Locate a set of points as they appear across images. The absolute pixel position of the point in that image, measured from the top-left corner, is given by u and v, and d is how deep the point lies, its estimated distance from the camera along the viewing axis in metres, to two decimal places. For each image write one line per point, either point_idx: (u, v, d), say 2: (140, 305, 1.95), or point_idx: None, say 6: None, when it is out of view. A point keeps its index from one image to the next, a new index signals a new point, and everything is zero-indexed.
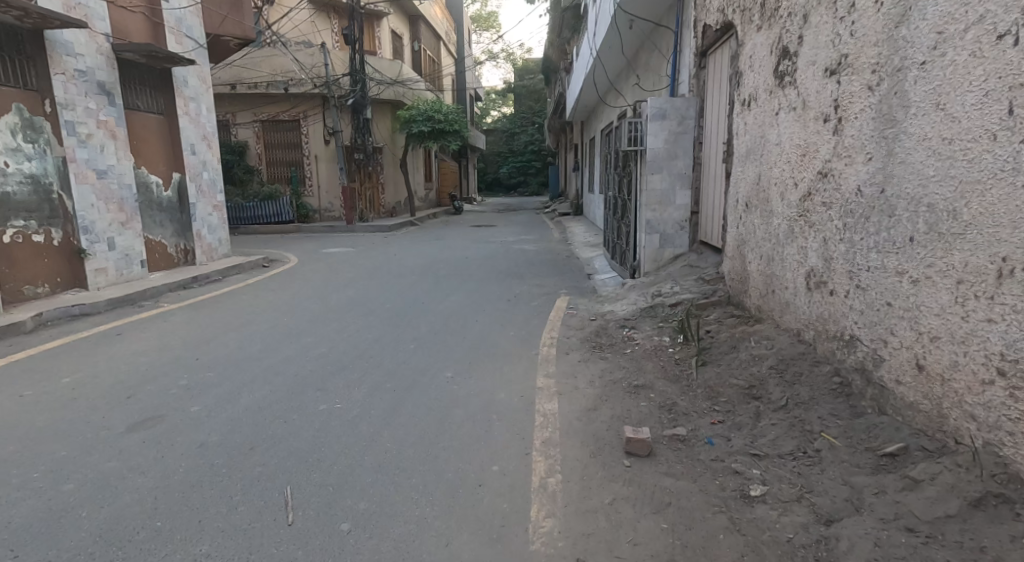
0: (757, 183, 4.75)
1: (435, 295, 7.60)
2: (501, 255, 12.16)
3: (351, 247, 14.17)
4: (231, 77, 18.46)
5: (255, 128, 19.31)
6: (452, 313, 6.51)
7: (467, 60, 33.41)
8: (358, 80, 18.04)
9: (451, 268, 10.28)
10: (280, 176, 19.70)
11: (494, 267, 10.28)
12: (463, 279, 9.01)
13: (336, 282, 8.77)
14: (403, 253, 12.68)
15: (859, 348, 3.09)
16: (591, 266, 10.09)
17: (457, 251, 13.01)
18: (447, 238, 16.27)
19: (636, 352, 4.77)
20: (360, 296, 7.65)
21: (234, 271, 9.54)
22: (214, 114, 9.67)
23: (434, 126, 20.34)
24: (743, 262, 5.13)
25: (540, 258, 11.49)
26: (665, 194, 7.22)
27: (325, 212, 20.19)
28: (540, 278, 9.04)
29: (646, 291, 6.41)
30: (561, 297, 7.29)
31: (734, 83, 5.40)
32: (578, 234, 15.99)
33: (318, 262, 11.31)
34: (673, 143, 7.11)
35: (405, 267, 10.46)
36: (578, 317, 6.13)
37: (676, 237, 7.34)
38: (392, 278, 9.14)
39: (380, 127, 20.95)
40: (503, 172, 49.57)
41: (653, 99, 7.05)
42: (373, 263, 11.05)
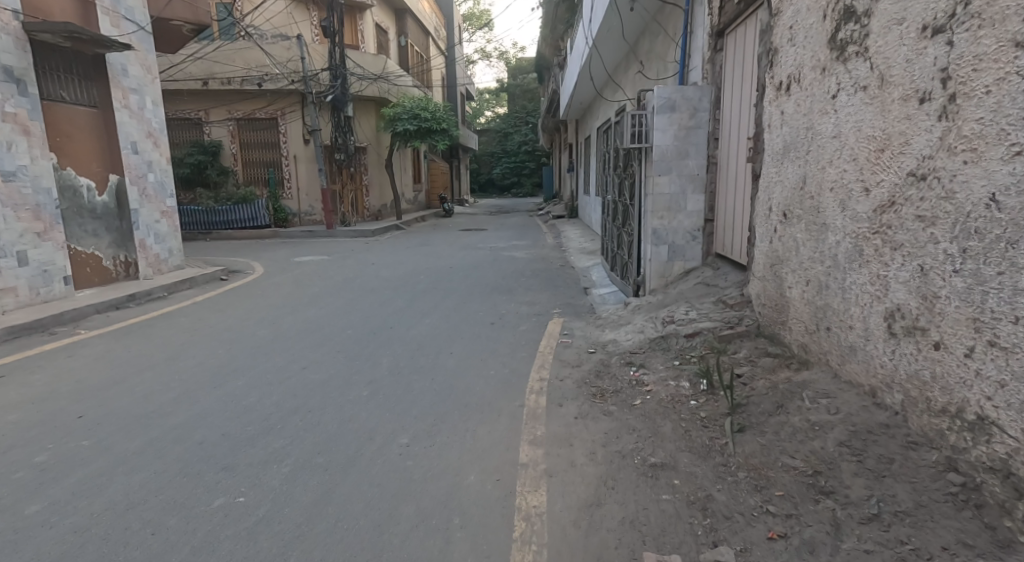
0: (800, 187, 3.75)
1: (406, 317, 6.57)
2: (489, 264, 11.14)
3: (327, 255, 13.12)
4: (203, 72, 17.60)
5: (229, 127, 18.34)
6: (423, 341, 5.50)
7: (459, 57, 32.37)
8: (339, 75, 16.97)
9: (431, 280, 9.25)
10: (256, 178, 18.73)
11: (478, 279, 9.25)
12: (442, 294, 8.00)
13: (299, 300, 7.75)
14: (381, 262, 11.63)
15: (1001, 440, 2.10)
16: (587, 278, 9.08)
17: (442, 260, 11.97)
18: (433, 244, 15.24)
19: (647, 404, 3.76)
20: (318, 317, 6.62)
21: (185, 285, 8.50)
22: (163, 109, 8.64)
23: (421, 124, 19.27)
24: (779, 286, 4.13)
25: (530, 268, 10.47)
26: (674, 200, 6.22)
27: (305, 216, 19.12)
28: (528, 293, 8.03)
29: (653, 315, 5.41)
30: (553, 320, 6.28)
31: (765, 63, 4.39)
32: (574, 239, 15.00)
33: (286, 273, 10.27)
34: (684, 140, 6.09)
35: (381, 279, 9.43)
36: (573, 348, 5.12)
37: (687, 249, 6.33)
38: (364, 294, 8.12)
39: (363, 125, 19.86)
40: (496, 173, 48.56)
41: (660, 88, 6.05)
42: (346, 275, 10.01)
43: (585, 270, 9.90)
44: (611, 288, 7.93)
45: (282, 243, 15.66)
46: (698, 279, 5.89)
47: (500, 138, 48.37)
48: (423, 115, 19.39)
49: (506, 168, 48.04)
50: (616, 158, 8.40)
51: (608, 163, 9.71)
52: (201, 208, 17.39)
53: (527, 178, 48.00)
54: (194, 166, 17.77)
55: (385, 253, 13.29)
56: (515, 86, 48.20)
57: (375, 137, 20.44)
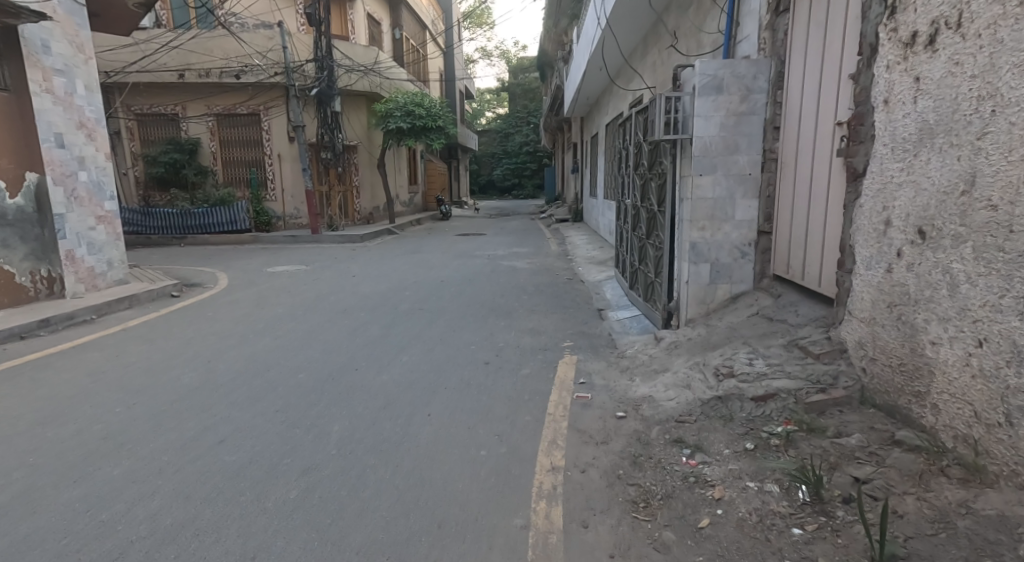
0: (961, 195, 2.42)
1: (378, 352, 5.25)
2: (487, 276, 9.82)
3: (306, 264, 11.83)
4: (179, 63, 16.33)
5: (208, 123, 17.06)
6: (394, 395, 4.18)
7: (458, 52, 31.05)
8: (325, 67, 15.64)
9: (418, 298, 7.94)
10: (237, 178, 17.45)
11: (472, 297, 7.94)
12: (427, 318, 6.69)
13: (255, 324, 6.43)
14: (365, 274, 10.31)
15: None
16: (600, 297, 7.74)
17: (434, 271, 10.63)
18: (426, 251, 13.93)
19: (723, 531, 2.44)
20: (269, 352, 5.30)
21: (124, 305, 7.19)
22: (100, 95, 7.33)
23: (414, 122, 17.97)
24: (905, 338, 2.79)
25: (532, 282, 9.14)
26: (718, 207, 4.90)
27: (290, 219, 17.83)
28: (531, 316, 6.70)
29: (698, 360, 4.08)
30: (563, 359, 4.96)
31: (878, 13, 3.05)
32: (581, 246, 13.65)
33: (252, 288, 8.97)
34: (733, 130, 4.76)
35: (360, 295, 8.12)
36: (594, 409, 3.81)
37: (734, 269, 4.99)
38: (336, 316, 6.82)
39: (353, 122, 18.54)
40: (496, 174, 47.24)
41: (703, 61, 4.72)
42: (322, 290, 8.69)
43: (596, 286, 8.56)
44: (631, 312, 6.61)
45: (261, 251, 14.40)
46: (753, 311, 4.55)
47: (500, 138, 47.05)
48: (418, 111, 18.06)
49: (506, 169, 46.71)
50: (635, 155, 7.06)
51: (624, 162, 8.37)
52: (175, 211, 16.15)
53: (528, 179, 46.68)
54: (168, 165, 16.52)
55: (371, 262, 11.99)
56: (516, 85, 46.88)
57: (366, 136, 19.12)
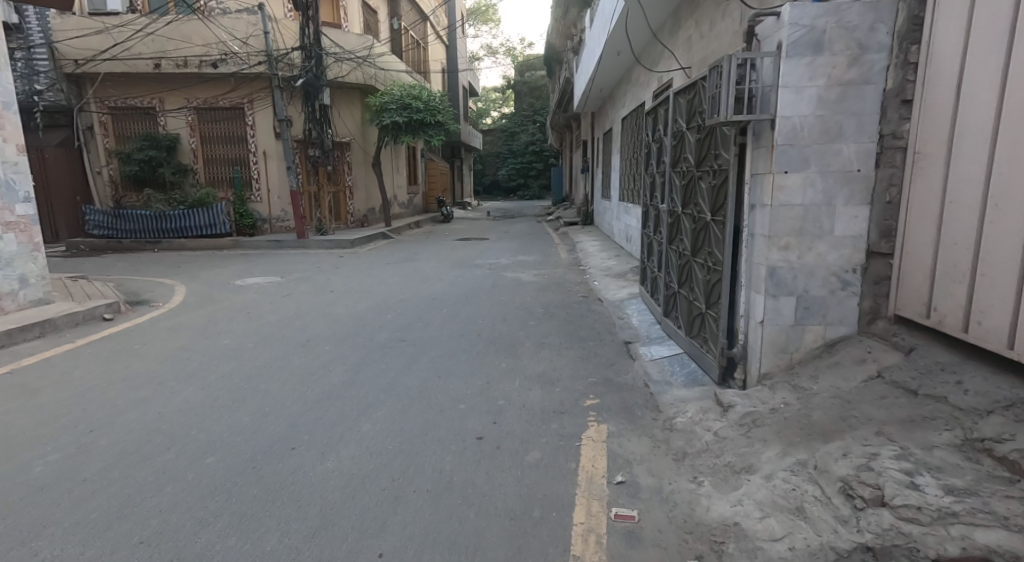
0: None
1: (333, 416, 3.83)
2: (488, 293, 8.40)
3: (281, 275, 10.45)
4: (154, 51, 15.00)
5: (187, 117, 15.70)
6: (337, 505, 2.76)
7: (461, 47, 29.71)
8: (312, 55, 14.29)
9: (402, 323, 6.53)
10: (220, 177, 16.14)
11: (469, 322, 6.52)
12: (408, 354, 5.27)
13: (186, 363, 5.02)
14: (347, 289, 8.90)
15: None
16: (626, 324, 6.31)
17: (427, 285, 9.22)
18: (422, 259, 12.62)
19: None
20: (182, 414, 3.87)
21: (33, 334, 5.78)
22: (11, 73, 6.06)
23: (411, 116, 16.63)
24: None
25: (541, 301, 7.71)
26: (809, 217, 3.46)
27: (277, 222, 16.53)
28: (541, 353, 5.27)
29: (801, 457, 2.66)
30: (588, 431, 3.54)
31: None
32: (593, 255, 12.30)
33: (208, 306, 7.58)
34: (835, 107, 3.31)
35: (332, 320, 6.70)
36: (645, 549, 2.39)
37: (830, 305, 3.54)
38: (296, 351, 5.40)
39: (346, 118, 17.15)
40: (501, 174, 45.78)
41: (796, 5, 3.23)
42: (291, 311, 7.29)
43: (618, 308, 7.13)
44: (669, 349, 5.18)
45: (241, 258, 13.10)
46: (868, 373, 3.12)
47: (506, 137, 45.79)
48: (415, 105, 16.75)
49: (511, 169, 45.24)
50: (671, 151, 5.62)
51: (651, 160, 6.92)
52: (150, 213, 14.79)
53: (534, 180, 45.23)
54: (143, 163, 15.14)
55: (357, 273, 10.63)
56: (522, 83, 45.42)
57: (360, 132, 17.72)
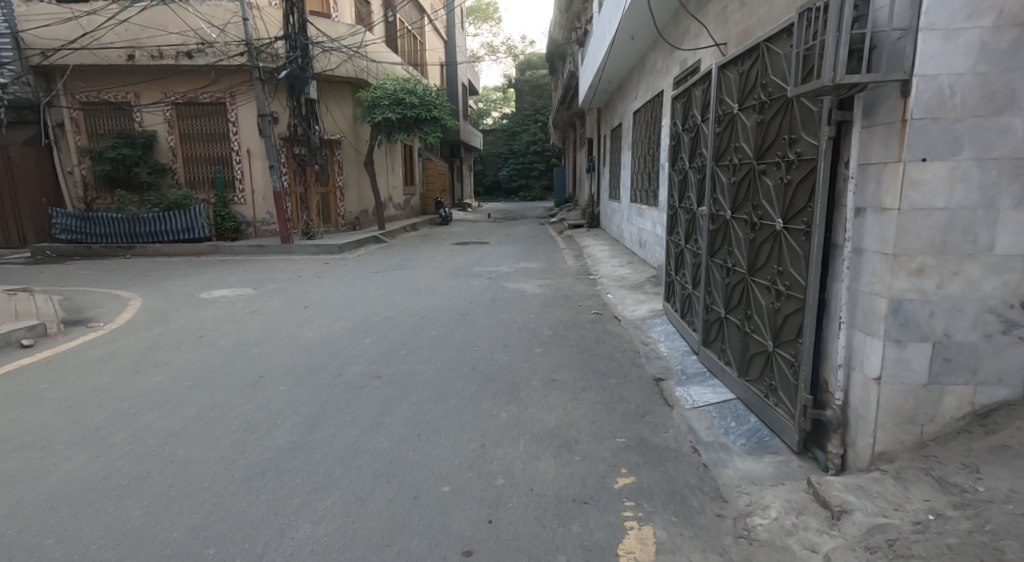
0: None
1: (264, 511, 2.72)
2: (485, 309, 7.27)
3: (255, 286, 9.36)
4: (126, 41, 13.89)
5: (165, 113, 14.62)
6: None
7: (461, 43, 28.64)
8: (297, 45, 13.14)
9: (382, 351, 5.41)
10: (200, 177, 15.07)
11: (462, 350, 5.41)
12: (383, 399, 4.16)
13: (94, 412, 3.90)
14: (325, 303, 7.79)
15: None
16: (653, 354, 5.19)
17: (417, 299, 8.11)
18: (414, 266, 11.54)
19: None
20: (51, 505, 2.76)
21: None
22: None
23: (405, 112, 15.55)
24: None
25: (547, 320, 6.59)
26: (956, 227, 2.35)
27: (261, 225, 15.48)
28: (552, 397, 4.15)
29: None
30: (628, 544, 2.44)
31: None
32: (602, 262, 11.21)
33: (156, 326, 6.47)
34: (1004, 62, 2.25)
35: (298, 347, 5.57)
36: None
37: (982, 356, 2.43)
38: (243, 393, 4.28)
39: (336, 115, 16.03)
40: (502, 175, 44.64)
41: None
42: (253, 333, 6.17)
43: (641, 331, 5.99)
44: (716, 394, 4.06)
45: (218, 266, 12.02)
46: None
47: (507, 137, 44.73)
48: (409, 100, 15.68)
49: (512, 170, 44.11)
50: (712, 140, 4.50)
51: (679, 154, 5.81)
52: (122, 216, 13.63)
53: (536, 180, 44.12)
54: (116, 162, 14.05)
55: (340, 283, 9.54)
56: (524, 83, 44.77)
57: (352, 130, 16.62)
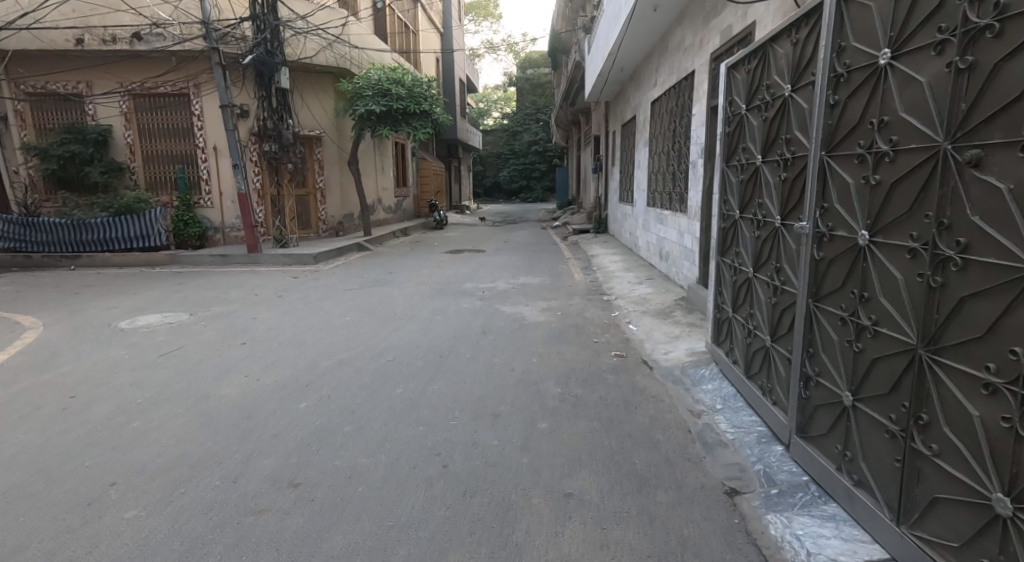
0: None
1: None
2: (474, 349, 5.61)
3: (198, 307, 7.72)
4: (71, 22, 12.19)
5: (121, 105, 12.98)
6: None
7: (459, 37, 27.01)
8: (264, 26, 11.47)
9: (319, 428, 3.76)
10: (161, 178, 13.46)
11: (435, 428, 3.76)
12: (288, 543, 2.53)
13: None
14: (272, 337, 6.13)
15: None
16: (714, 442, 3.51)
17: (391, 330, 6.47)
18: (397, 281, 9.92)
19: None
20: None
21: None
22: None
23: (391, 104, 13.90)
24: None
25: (555, 370, 4.94)
26: None
27: (230, 231, 13.92)
28: (570, 554, 2.50)
29: None
30: None
31: None
32: (616, 277, 9.57)
33: (29, 375, 4.81)
34: None
35: (202, 417, 3.92)
36: None
37: None
38: (65, 527, 2.64)
39: (315, 108, 14.34)
40: (502, 176, 42.96)
41: None
42: (153, 388, 4.50)
43: (685, 394, 4.31)
44: (849, 546, 2.43)
45: (172, 280, 10.40)
46: None
47: (508, 137, 43.07)
48: (396, 91, 14.06)
49: (513, 170, 42.44)
50: (815, 111, 2.84)
51: (740, 144, 4.18)
52: (65, 221, 11.89)
53: (537, 181, 42.49)
54: (64, 160, 12.32)
55: (302, 306, 7.90)
56: (525, 80, 43.29)
57: (335, 126, 14.93)
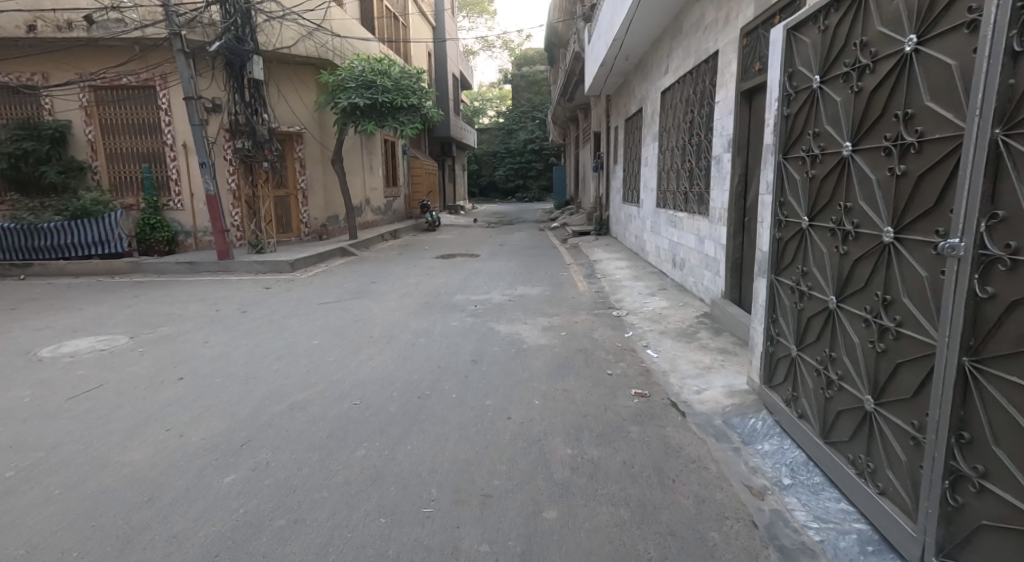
0: None
1: None
2: (462, 387, 4.57)
3: (145, 327, 6.64)
4: (24, 7, 11.15)
5: (81, 98, 11.88)
6: None
7: (452, 31, 25.99)
8: (233, 10, 10.39)
9: (240, 524, 2.71)
10: (127, 178, 12.36)
11: (401, 523, 2.73)
12: None
13: None
14: (219, 368, 5.07)
15: None
16: (793, 546, 2.52)
17: (365, 357, 5.43)
18: (380, 292, 8.88)
19: None
20: None
21: None
22: None
23: (376, 97, 12.84)
24: None
25: (563, 420, 3.90)
26: None
27: (203, 235, 12.83)
28: None
29: None
30: None
31: None
32: (625, 287, 8.56)
33: None
34: None
35: (84, 506, 2.85)
36: None
37: None
38: None
39: (293, 101, 13.27)
40: (498, 175, 41.92)
41: None
42: (38, 451, 3.44)
43: (737, 458, 3.31)
44: None
45: (130, 291, 9.33)
46: None
47: (503, 136, 42.03)
48: (382, 83, 12.99)
49: (509, 169, 41.39)
50: (981, 65, 1.97)
51: (807, 129, 3.20)
52: (15, 226, 10.76)
53: (533, 181, 41.45)
54: (16, 158, 11.22)
55: (267, 325, 6.85)
56: (521, 78, 42.30)
57: (317, 120, 13.84)
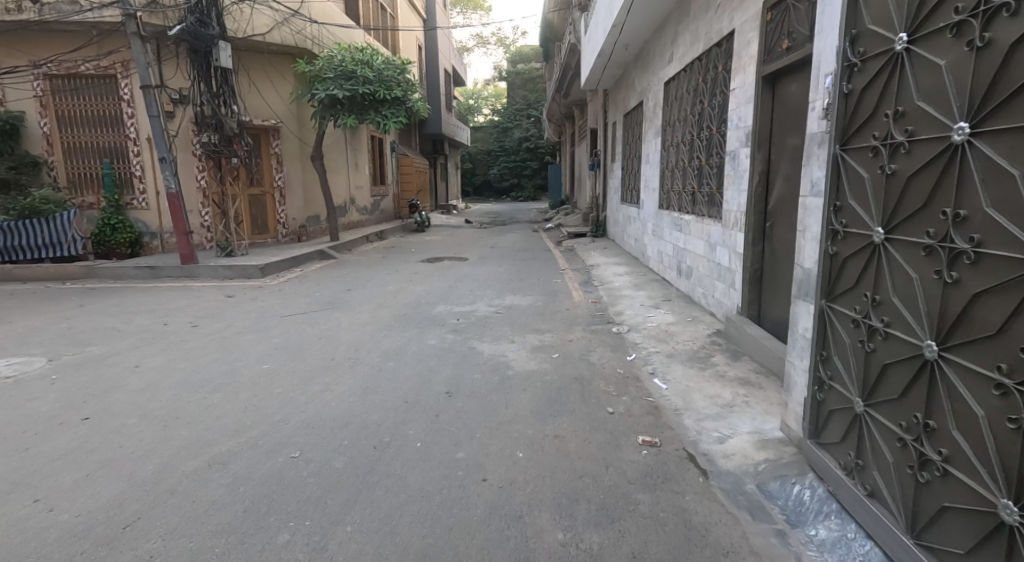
0: None
1: None
2: (430, 433, 3.72)
3: (73, 346, 5.77)
4: None
5: (35, 88, 10.94)
6: None
7: (444, 24, 25.12)
8: None
9: None
10: (86, 175, 11.43)
11: None
12: None
13: None
14: (139, 403, 4.20)
15: None
16: None
17: (321, 388, 4.58)
18: (354, 302, 8.02)
19: None
20: None
21: None
22: None
23: (356, 88, 11.94)
24: None
25: (552, 485, 3.07)
26: None
27: (170, 236, 11.92)
28: None
29: None
30: None
31: None
32: (625, 297, 7.74)
33: None
34: None
35: None
36: None
37: None
38: None
39: (267, 94, 12.35)
40: (492, 174, 41.04)
41: None
42: None
43: (787, 551, 2.48)
44: None
45: (77, 299, 8.43)
46: None
47: (498, 134, 41.23)
48: (363, 73, 12.10)
49: (503, 168, 40.54)
50: None
51: (884, 107, 2.38)
52: None
53: (528, 180, 40.63)
54: None
55: (217, 343, 5.99)
56: (515, 74, 41.42)
57: (293, 114, 12.95)
